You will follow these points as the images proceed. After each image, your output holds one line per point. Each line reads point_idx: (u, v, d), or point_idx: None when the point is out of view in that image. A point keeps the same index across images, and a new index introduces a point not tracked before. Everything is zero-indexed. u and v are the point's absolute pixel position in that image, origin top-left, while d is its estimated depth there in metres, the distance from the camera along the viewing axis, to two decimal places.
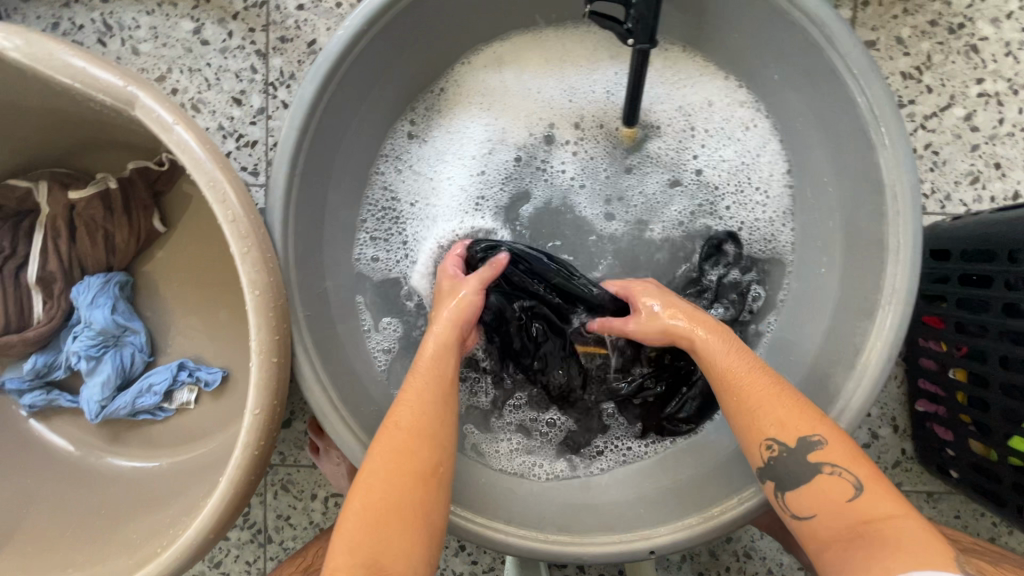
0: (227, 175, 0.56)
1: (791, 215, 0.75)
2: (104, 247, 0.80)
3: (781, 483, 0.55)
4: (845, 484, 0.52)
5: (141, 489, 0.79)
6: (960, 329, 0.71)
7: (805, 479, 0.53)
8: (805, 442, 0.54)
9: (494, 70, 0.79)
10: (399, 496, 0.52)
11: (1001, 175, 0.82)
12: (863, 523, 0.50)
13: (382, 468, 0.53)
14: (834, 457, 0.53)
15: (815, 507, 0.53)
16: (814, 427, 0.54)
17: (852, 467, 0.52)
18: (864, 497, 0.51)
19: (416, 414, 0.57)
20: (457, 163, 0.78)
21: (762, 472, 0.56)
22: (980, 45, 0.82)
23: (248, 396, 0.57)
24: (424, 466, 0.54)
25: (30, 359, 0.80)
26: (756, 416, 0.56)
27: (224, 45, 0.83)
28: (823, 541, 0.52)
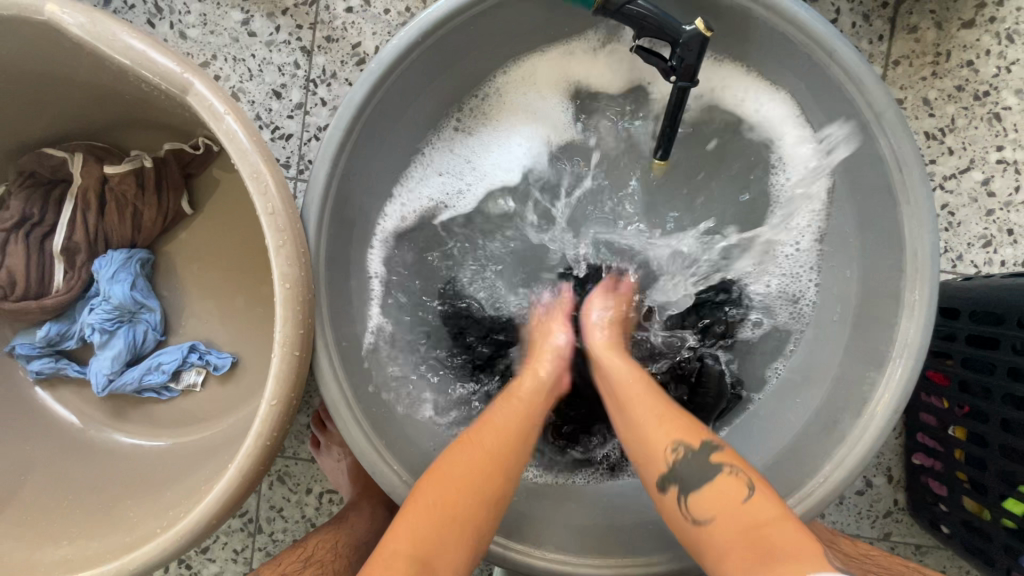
0: (270, 169, 0.57)
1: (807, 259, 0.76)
2: (131, 224, 0.81)
3: (683, 488, 0.55)
4: (739, 484, 0.54)
5: (140, 467, 0.79)
6: (963, 387, 0.73)
7: (705, 481, 0.54)
8: (707, 444, 0.56)
9: (530, 80, 0.77)
10: (460, 500, 0.54)
11: (1013, 241, 0.84)
12: (758, 526, 0.51)
13: (450, 475, 0.56)
14: (730, 459, 0.56)
15: (716, 510, 0.53)
16: (707, 434, 0.57)
17: (744, 468, 0.55)
18: (757, 499, 0.53)
19: (498, 435, 0.60)
20: (497, 166, 0.77)
21: (665, 479, 0.56)
22: (1003, 113, 0.84)
23: (266, 386, 0.58)
24: (499, 486, 0.57)
25: (43, 327, 0.80)
26: (660, 420, 0.59)
27: (271, 39, 0.85)
28: (717, 547, 0.52)
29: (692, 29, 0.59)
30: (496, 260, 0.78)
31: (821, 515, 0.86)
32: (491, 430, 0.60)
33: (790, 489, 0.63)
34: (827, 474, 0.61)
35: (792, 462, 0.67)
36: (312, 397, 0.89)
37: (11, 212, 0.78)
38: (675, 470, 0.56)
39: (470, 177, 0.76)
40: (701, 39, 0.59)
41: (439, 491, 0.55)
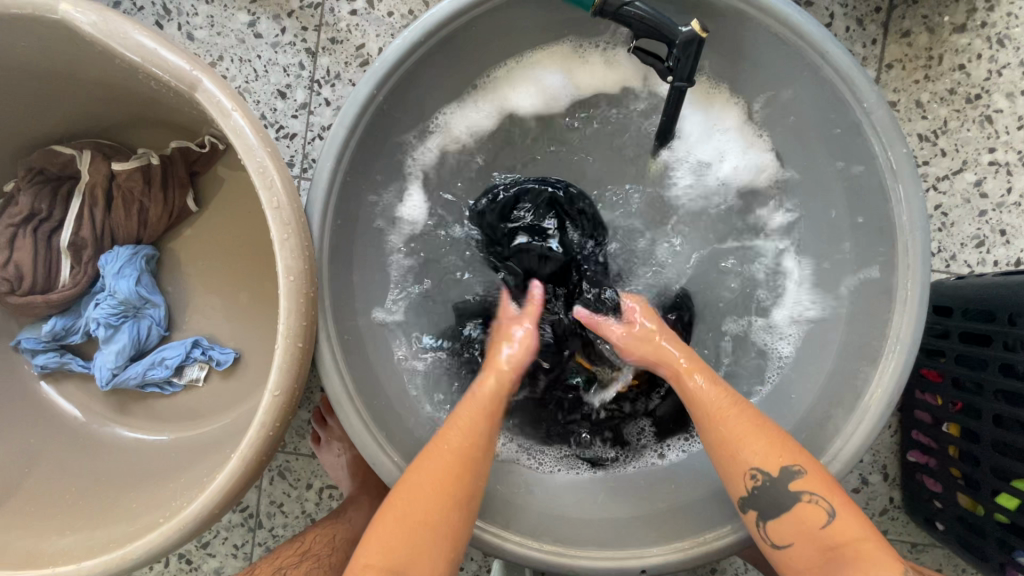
0: (275, 163, 0.58)
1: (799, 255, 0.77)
2: (137, 220, 0.82)
3: (763, 513, 0.57)
4: (820, 513, 0.55)
5: (143, 461, 0.80)
6: (956, 384, 0.74)
7: (787, 504, 0.56)
8: (787, 470, 0.56)
9: (527, 67, 0.76)
10: (430, 514, 0.56)
11: (1005, 242, 0.85)
12: (836, 546, 0.54)
13: (414, 494, 0.57)
14: (812, 484, 0.56)
15: (794, 534, 0.56)
16: (793, 457, 0.57)
17: (828, 494, 0.55)
18: (836, 523, 0.54)
19: (462, 436, 0.60)
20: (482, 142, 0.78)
21: (745, 502, 0.58)
22: (995, 116, 0.86)
23: (269, 376, 0.59)
24: (462, 493, 0.57)
25: (49, 321, 0.81)
26: (742, 446, 0.58)
27: (276, 40, 0.87)
28: (795, 566, 0.55)
29: (687, 31, 0.61)
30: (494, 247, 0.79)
31: None
32: (445, 443, 0.60)
33: None
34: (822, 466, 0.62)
35: None
36: (313, 393, 0.90)
37: (19, 208, 0.79)
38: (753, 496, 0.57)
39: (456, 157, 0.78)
40: (697, 41, 0.61)
41: (409, 501, 0.56)
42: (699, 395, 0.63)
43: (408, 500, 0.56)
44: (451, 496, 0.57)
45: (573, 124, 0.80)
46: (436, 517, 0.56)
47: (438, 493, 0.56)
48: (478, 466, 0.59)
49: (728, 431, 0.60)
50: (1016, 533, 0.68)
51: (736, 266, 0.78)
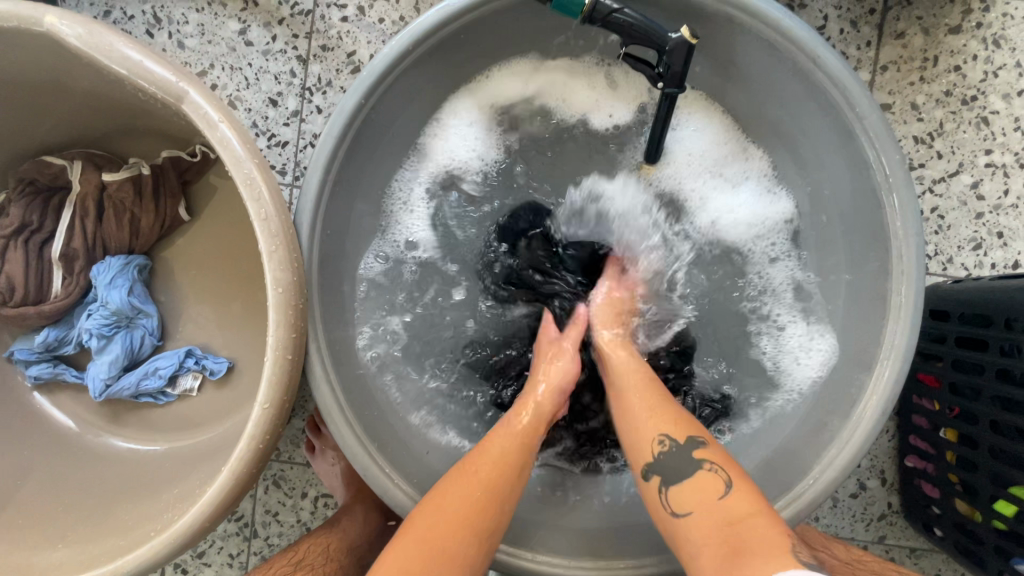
0: (263, 174, 0.58)
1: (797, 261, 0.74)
2: (129, 230, 0.82)
3: (665, 480, 0.56)
4: (718, 482, 0.54)
5: (137, 471, 0.80)
6: (954, 389, 0.73)
7: (687, 473, 0.55)
8: (691, 440, 0.57)
9: (518, 74, 0.75)
10: (453, 530, 0.54)
11: (1003, 244, 0.85)
12: (731, 523, 0.51)
13: (443, 509, 0.56)
14: (713, 455, 0.56)
15: (693, 506, 0.53)
16: (698, 432, 0.58)
17: (726, 467, 0.55)
18: (735, 493, 0.53)
19: (496, 461, 0.59)
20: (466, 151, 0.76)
21: (649, 469, 0.57)
22: (991, 117, 0.85)
23: (258, 389, 0.58)
24: (492, 521, 0.56)
25: (42, 332, 0.81)
26: (650, 417, 0.59)
27: (267, 48, 0.86)
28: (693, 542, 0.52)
29: (677, 36, 0.60)
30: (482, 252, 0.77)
31: (815, 518, 0.86)
32: (484, 459, 0.60)
33: (782, 491, 0.63)
34: (817, 475, 0.62)
35: (782, 463, 0.67)
36: (307, 402, 0.89)
37: (11, 219, 0.79)
38: (657, 465, 0.57)
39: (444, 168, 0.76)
40: (687, 46, 0.61)
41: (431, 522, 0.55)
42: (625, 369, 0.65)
43: (429, 520, 0.55)
44: (481, 520, 0.55)
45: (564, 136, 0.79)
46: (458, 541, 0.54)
47: (461, 515, 0.55)
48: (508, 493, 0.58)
49: (641, 403, 0.61)
50: (1015, 540, 0.67)
51: (737, 274, 0.76)
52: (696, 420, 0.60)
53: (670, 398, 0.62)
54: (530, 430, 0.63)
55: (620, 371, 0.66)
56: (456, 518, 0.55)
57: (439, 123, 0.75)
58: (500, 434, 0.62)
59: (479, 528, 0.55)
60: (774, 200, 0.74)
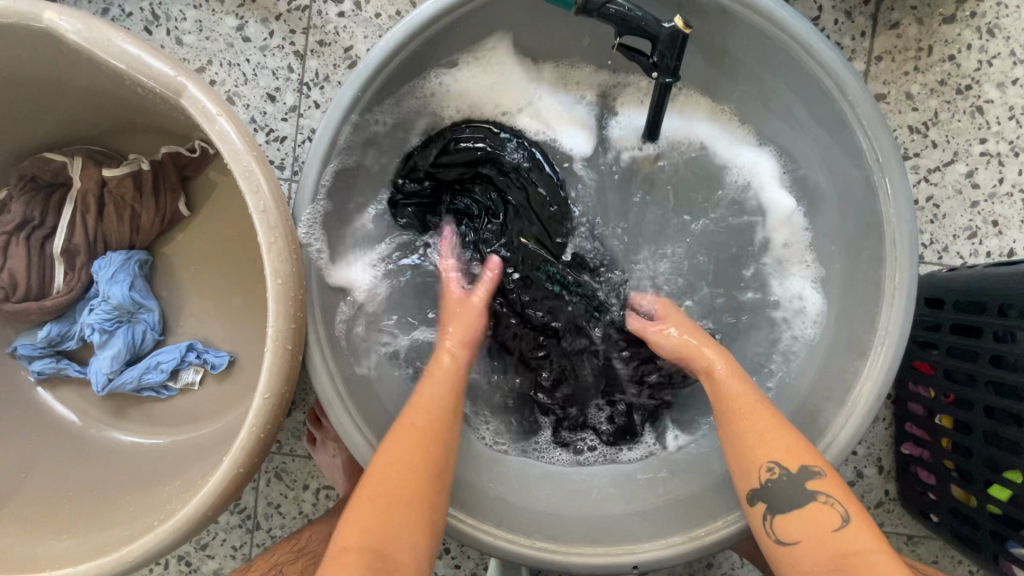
0: (262, 167, 0.59)
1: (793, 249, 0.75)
2: (130, 225, 0.83)
3: (772, 507, 0.56)
4: (833, 515, 0.54)
5: (140, 465, 0.81)
6: (949, 376, 0.74)
7: (799, 504, 0.55)
8: (806, 471, 0.56)
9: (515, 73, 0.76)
10: (400, 484, 0.56)
11: (998, 233, 0.85)
12: (844, 554, 0.52)
13: (385, 464, 0.57)
14: (829, 487, 0.55)
15: (802, 534, 0.54)
16: (811, 458, 0.57)
17: (841, 498, 0.55)
18: (851, 528, 0.53)
19: (428, 412, 0.61)
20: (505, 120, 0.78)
21: (756, 495, 0.57)
22: (986, 107, 0.86)
23: (259, 379, 0.59)
24: (437, 462, 0.59)
25: (44, 328, 0.82)
26: (762, 441, 0.58)
27: (265, 44, 0.87)
28: (800, 567, 0.54)
29: (670, 27, 0.61)
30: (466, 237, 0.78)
31: None
32: (413, 414, 0.61)
33: None
34: None
35: None
36: (307, 394, 0.90)
37: (12, 215, 0.79)
38: (767, 489, 0.57)
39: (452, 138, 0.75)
40: (680, 36, 0.61)
41: (383, 478, 0.56)
42: (742, 400, 0.62)
43: (380, 481, 0.56)
44: (423, 466, 0.57)
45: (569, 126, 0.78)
46: (416, 483, 0.56)
47: (405, 467, 0.57)
48: (445, 436, 0.60)
49: (754, 424, 0.60)
50: (1010, 524, 0.67)
51: (727, 263, 0.77)
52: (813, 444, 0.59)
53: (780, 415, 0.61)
54: (452, 376, 0.65)
55: (726, 399, 0.63)
56: (405, 471, 0.56)
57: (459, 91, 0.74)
58: (422, 392, 0.63)
59: (427, 474, 0.57)
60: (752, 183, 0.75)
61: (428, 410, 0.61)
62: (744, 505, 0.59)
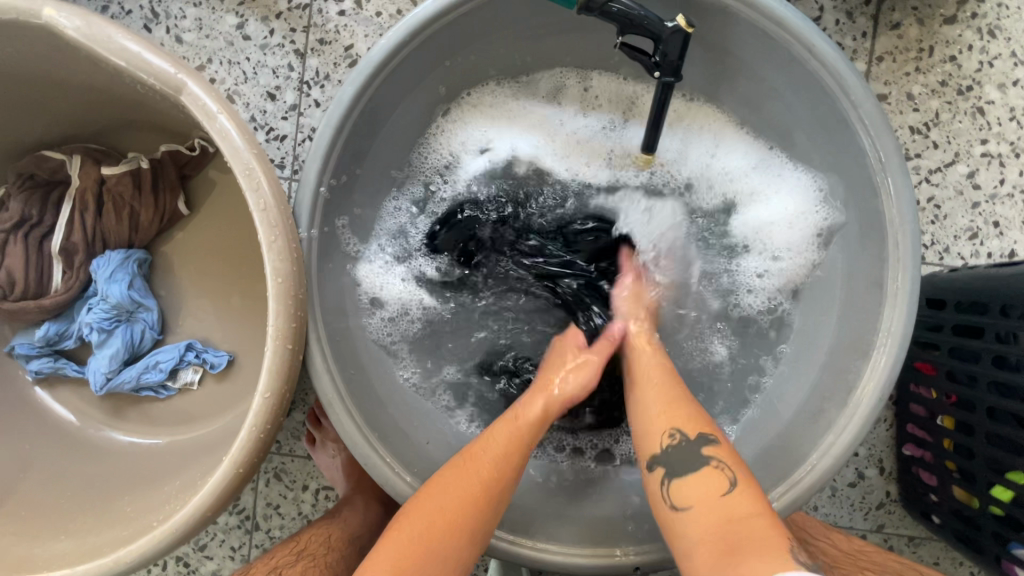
0: (262, 165, 0.58)
1: None
2: (128, 224, 0.82)
3: (669, 471, 0.55)
4: (722, 479, 0.53)
5: (139, 466, 0.81)
6: (950, 377, 0.74)
7: (691, 470, 0.54)
8: (703, 437, 0.56)
9: (542, 98, 0.80)
10: (439, 523, 0.55)
11: (999, 234, 0.85)
12: (729, 520, 0.50)
13: (433, 501, 0.57)
14: (723, 454, 0.55)
15: (694, 498, 0.53)
16: (710, 428, 0.57)
17: (733, 464, 0.54)
18: (739, 493, 0.52)
19: (493, 460, 0.59)
20: (481, 144, 0.80)
21: (654, 460, 0.57)
22: (987, 108, 0.86)
23: (259, 378, 0.59)
24: (481, 510, 0.57)
25: (42, 327, 0.81)
26: (664, 411, 0.59)
27: (265, 42, 0.87)
28: (687, 531, 0.52)
29: (673, 25, 0.60)
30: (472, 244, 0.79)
31: (813, 507, 0.86)
32: (478, 455, 0.60)
33: (778, 478, 0.64)
34: (815, 461, 0.62)
35: (779, 450, 0.67)
36: (307, 394, 0.90)
37: (10, 213, 0.79)
38: (664, 457, 0.56)
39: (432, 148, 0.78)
40: (683, 35, 0.61)
41: (425, 528, 0.55)
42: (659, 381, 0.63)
43: (425, 514, 0.56)
44: (467, 511, 0.56)
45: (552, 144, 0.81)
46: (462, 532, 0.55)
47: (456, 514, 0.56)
48: (504, 488, 0.59)
49: (655, 397, 0.61)
50: (1013, 526, 0.67)
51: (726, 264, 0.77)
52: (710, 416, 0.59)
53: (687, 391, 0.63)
54: (529, 429, 0.62)
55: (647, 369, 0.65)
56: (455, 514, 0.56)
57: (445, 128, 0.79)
58: (493, 432, 0.63)
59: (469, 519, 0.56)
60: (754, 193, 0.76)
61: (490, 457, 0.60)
62: (643, 472, 0.58)
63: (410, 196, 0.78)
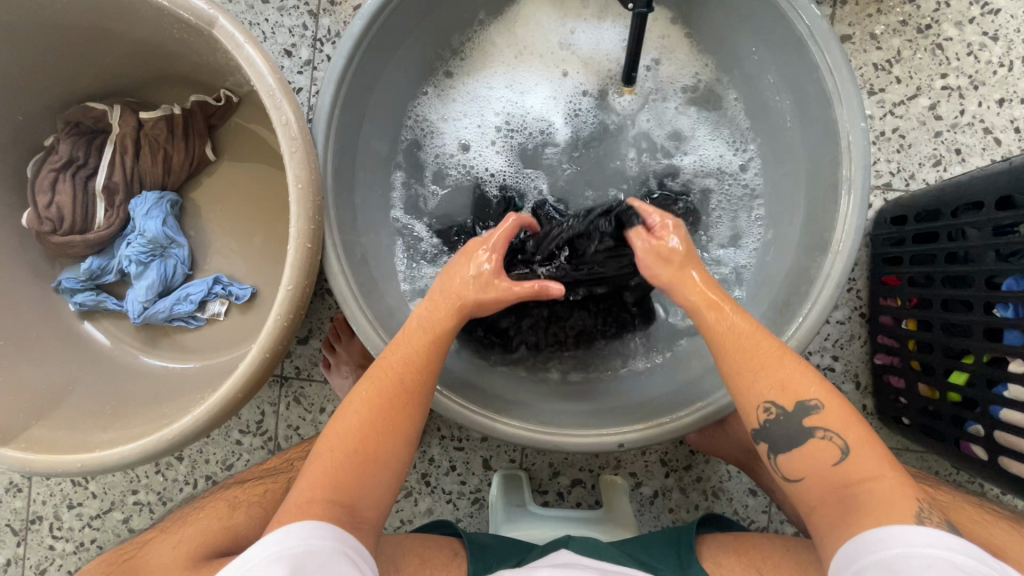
0: (282, 88, 0.67)
1: (774, 164, 0.82)
2: (162, 167, 0.91)
3: (776, 448, 0.61)
4: (832, 449, 0.59)
5: (175, 384, 0.89)
6: (912, 282, 0.80)
7: (798, 443, 0.60)
8: (802, 407, 0.60)
9: (517, 39, 0.89)
10: (370, 440, 0.61)
11: (961, 160, 0.92)
12: (846, 485, 0.58)
13: (358, 416, 0.62)
14: (824, 423, 0.59)
15: (807, 469, 0.60)
16: (810, 392, 0.60)
17: (842, 431, 0.59)
18: (850, 461, 0.58)
19: (405, 368, 0.64)
20: (466, 134, 0.88)
21: (759, 434, 0.62)
22: (946, 44, 0.92)
23: (283, 273, 0.67)
24: (405, 421, 0.63)
25: (86, 261, 0.91)
26: (765, 379, 0.61)
27: (282, 4, 0.96)
28: (807, 499, 0.61)
29: None
30: (489, 169, 0.87)
31: None
32: (389, 366, 0.64)
33: None
34: None
35: None
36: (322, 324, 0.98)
37: (59, 156, 0.88)
38: (765, 429, 0.62)
39: (414, 142, 0.88)
40: None
41: (355, 434, 0.61)
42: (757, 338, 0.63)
43: (349, 434, 0.61)
44: (394, 422, 0.62)
45: (539, 71, 0.89)
46: (391, 435, 0.62)
47: (378, 427, 0.61)
48: (421, 394, 0.64)
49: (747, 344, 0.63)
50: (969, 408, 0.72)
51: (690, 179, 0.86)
52: (819, 376, 0.61)
53: (780, 343, 0.64)
54: (441, 336, 0.67)
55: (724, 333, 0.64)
56: (377, 432, 0.61)
57: (454, 76, 0.89)
58: (400, 341, 0.67)
59: (397, 427, 0.62)
60: (712, 122, 0.86)
61: (404, 365, 0.64)
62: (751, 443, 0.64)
63: (430, 136, 0.88)
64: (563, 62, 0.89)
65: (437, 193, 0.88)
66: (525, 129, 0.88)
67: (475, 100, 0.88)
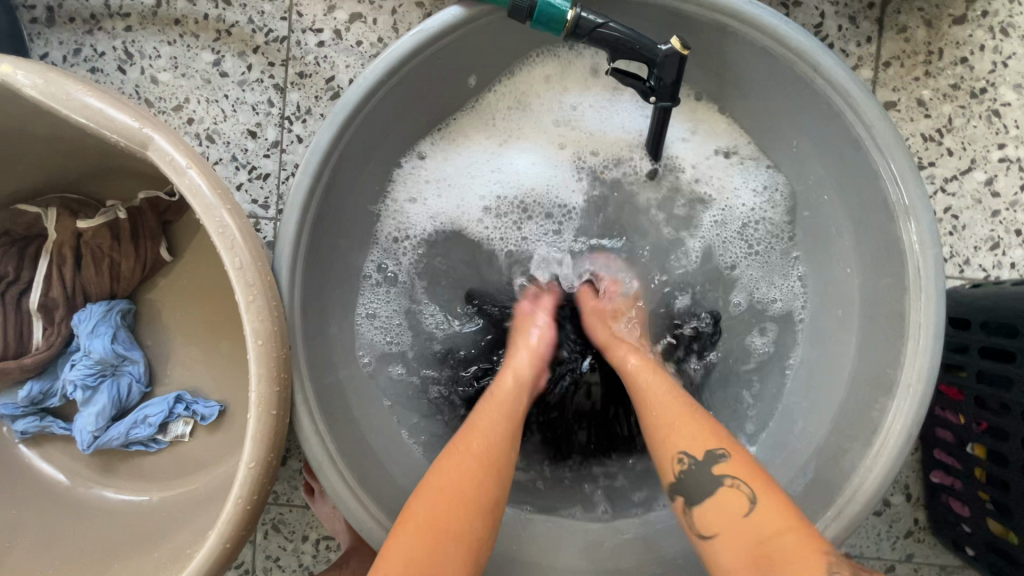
0: (237, 220, 0.55)
1: (816, 267, 0.71)
2: (109, 275, 0.79)
3: (689, 499, 0.54)
4: (742, 498, 0.51)
5: (132, 526, 0.78)
6: (981, 403, 0.69)
7: (708, 491, 0.52)
8: (710, 453, 0.53)
9: (508, 116, 0.75)
10: (451, 518, 0.51)
11: (1021, 242, 0.81)
12: (763, 542, 0.49)
13: (433, 492, 0.52)
14: (734, 470, 0.52)
15: (720, 525, 0.51)
16: (715, 441, 0.54)
17: (751, 480, 0.52)
18: (761, 511, 0.50)
19: (485, 439, 0.56)
20: (445, 226, 0.75)
21: (674, 488, 0.55)
22: (1003, 110, 0.81)
23: (244, 448, 0.55)
24: (487, 497, 0.53)
25: (25, 387, 0.78)
26: (669, 432, 0.56)
27: (243, 78, 0.83)
28: (722, 564, 0.50)
29: (667, 49, 0.57)
30: (478, 272, 0.77)
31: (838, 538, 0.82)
32: (468, 435, 0.57)
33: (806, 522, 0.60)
34: (840, 508, 0.58)
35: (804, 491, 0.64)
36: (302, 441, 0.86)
37: None
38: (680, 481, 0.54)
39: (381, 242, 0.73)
40: (678, 58, 0.57)
41: (431, 512, 0.51)
42: (652, 393, 0.60)
43: (429, 511, 0.51)
44: (477, 496, 0.52)
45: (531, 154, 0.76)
46: (469, 509, 0.51)
47: (458, 502, 0.52)
48: (502, 460, 0.55)
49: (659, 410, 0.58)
50: None
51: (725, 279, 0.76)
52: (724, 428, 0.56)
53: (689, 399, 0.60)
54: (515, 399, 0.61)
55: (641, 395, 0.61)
56: (459, 508, 0.51)
57: (425, 157, 0.74)
58: (483, 409, 0.60)
59: (483, 503, 0.52)
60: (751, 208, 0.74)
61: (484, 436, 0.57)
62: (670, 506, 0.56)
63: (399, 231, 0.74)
64: (561, 140, 0.76)
65: (411, 300, 0.75)
66: (516, 220, 0.76)
67: (456, 189, 0.75)
